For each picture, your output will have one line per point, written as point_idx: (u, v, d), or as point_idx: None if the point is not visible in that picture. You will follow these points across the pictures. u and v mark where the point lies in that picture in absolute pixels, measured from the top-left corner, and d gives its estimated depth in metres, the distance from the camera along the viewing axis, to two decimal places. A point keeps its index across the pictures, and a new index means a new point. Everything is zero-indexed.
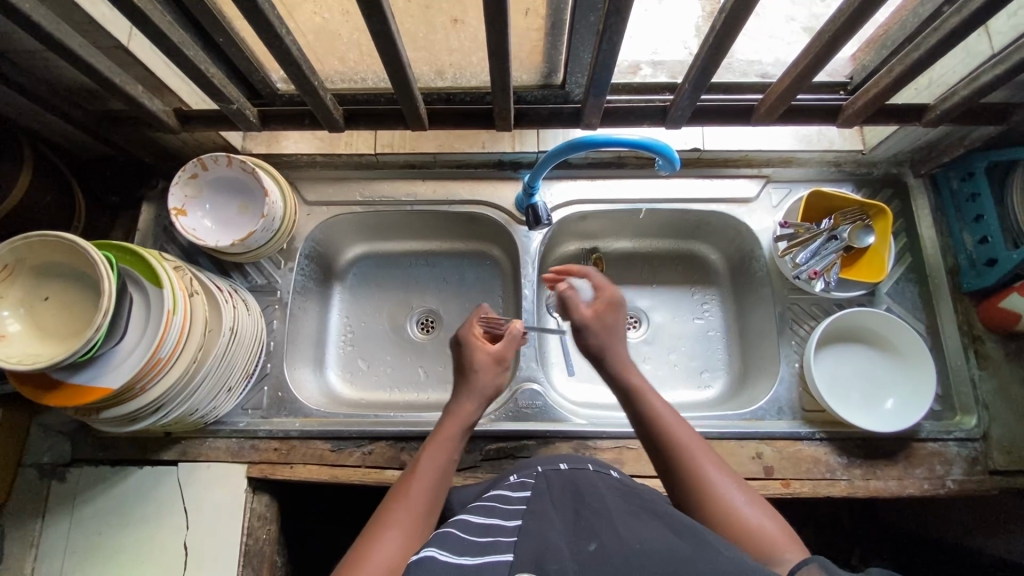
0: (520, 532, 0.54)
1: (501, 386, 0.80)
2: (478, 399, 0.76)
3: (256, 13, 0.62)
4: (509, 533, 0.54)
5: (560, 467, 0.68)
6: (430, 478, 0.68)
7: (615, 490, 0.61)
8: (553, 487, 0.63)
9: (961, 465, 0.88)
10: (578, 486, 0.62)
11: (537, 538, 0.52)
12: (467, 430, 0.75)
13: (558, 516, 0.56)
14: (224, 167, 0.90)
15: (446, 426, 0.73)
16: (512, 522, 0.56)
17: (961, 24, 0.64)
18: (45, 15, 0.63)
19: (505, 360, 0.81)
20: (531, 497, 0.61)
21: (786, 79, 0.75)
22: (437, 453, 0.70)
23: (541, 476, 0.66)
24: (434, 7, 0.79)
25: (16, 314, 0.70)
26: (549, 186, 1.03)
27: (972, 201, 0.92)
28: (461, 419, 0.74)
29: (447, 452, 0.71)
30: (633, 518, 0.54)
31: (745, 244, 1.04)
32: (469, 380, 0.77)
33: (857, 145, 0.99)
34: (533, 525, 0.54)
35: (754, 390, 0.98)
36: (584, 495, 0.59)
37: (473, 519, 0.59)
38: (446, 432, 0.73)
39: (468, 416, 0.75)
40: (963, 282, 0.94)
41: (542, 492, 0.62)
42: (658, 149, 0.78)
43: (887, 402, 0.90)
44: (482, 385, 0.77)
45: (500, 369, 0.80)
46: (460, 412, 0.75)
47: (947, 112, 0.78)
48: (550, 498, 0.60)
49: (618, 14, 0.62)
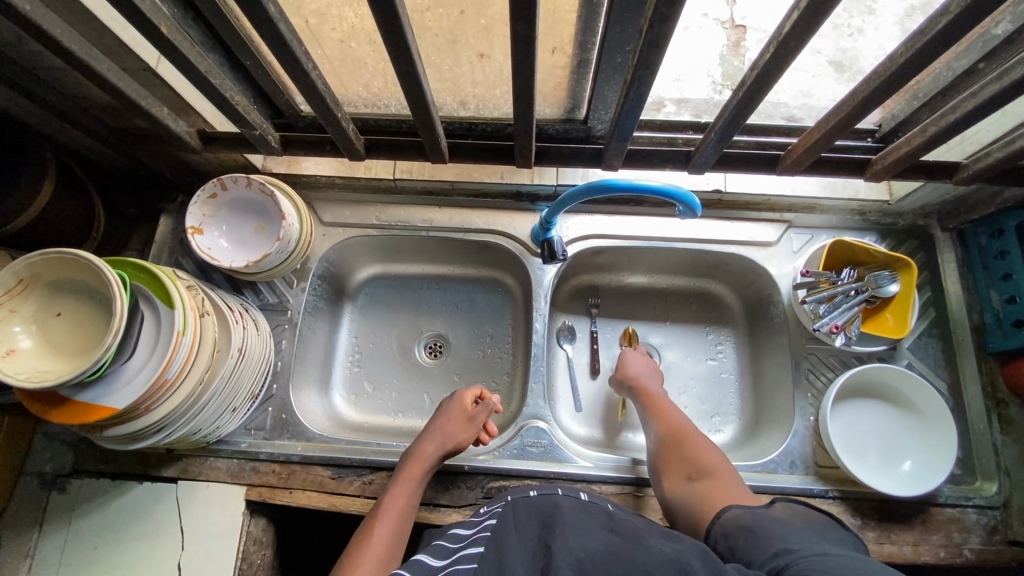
0: (481, 558, 0.58)
1: (467, 444, 0.85)
2: (442, 443, 0.83)
3: (283, 47, 0.61)
4: (469, 560, 0.58)
5: (530, 494, 0.70)
6: (394, 517, 0.75)
7: (579, 509, 0.65)
8: (519, 510, 0.66)
9: (979, 534, 0.85)
10: (542, 508, 0.65)
11: (497, 564, 0.56)
12: (428, 471, 0.82)
13: (517, 539, 0.60)
14: (243, 187, 0.90)
15: (409, 468, 0.81)
16: (475, 548, 0.60)
17: (1002, 91, 0.62)
18: (76, 40, 0.63)
19: (476, 421, 0.87)
20: (496, 524, 0.64)
21: (816, 133, 0.73)
22: (403, 491, 0.78)
23: (511, 502, 0.69)
24: (461, 42, 0.79)
25: (27, 330, 0.70)
26: (565, 219, 1.02)
27: (1000, 258, 0.90)
28: (422, 460, 0.82)
29: (410, 491, 0.79)
30: (588, 532, 0.59)
31: (762, 288, 1.02)
32: (440, 427, 0.85)
33: (883, 196, 0.96)
34: (494, 552, 0.58)
35: (767, 440, 0.95)
36: (547, 517, 0.63)
37: (432, 556, 0.62)
38: (411, 471, 0.80)
39: (431, 458, 0.82)
40: (989, 342, 0.92)
41: (507, 517, 0.65)
42: (679, 196, 0.78)
43: (904, 464, 0.87)
44: (449, 432, 0.84)
45: (472, 429, 0.86)
46: (423, 452, 0.82)
47: (980, 172, 0.76)
48: (515, 520, 0.64)
49: (647, 68, 0.61)
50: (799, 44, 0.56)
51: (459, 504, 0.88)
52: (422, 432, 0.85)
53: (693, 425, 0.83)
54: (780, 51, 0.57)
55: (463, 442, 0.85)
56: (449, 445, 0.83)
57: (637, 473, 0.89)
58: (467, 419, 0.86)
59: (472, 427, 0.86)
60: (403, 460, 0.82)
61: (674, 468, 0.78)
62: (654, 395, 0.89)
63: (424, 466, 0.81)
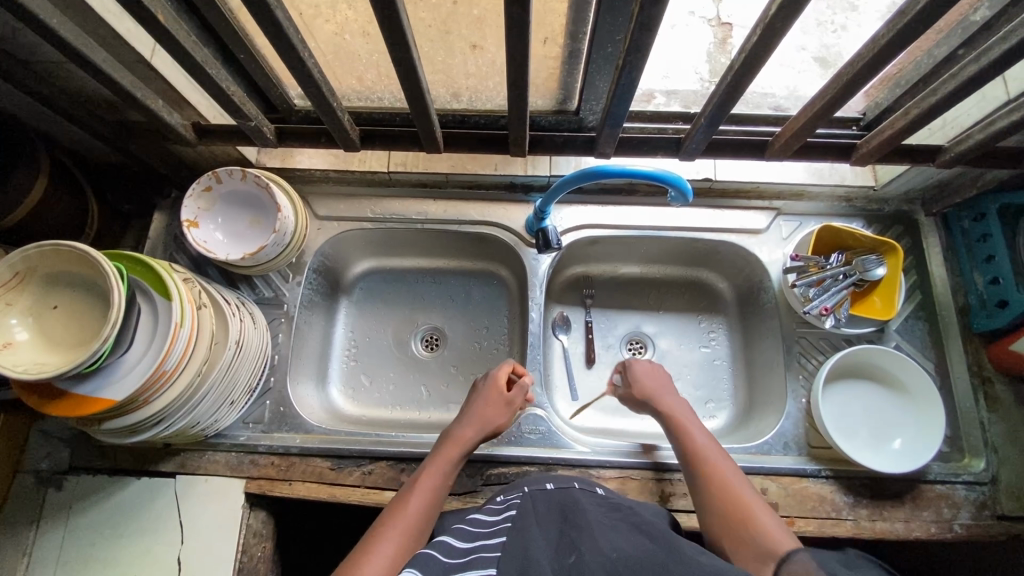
0: (504, 547, 0.56)
1: (504, 427, 0.86)
2: (480, 425, 0.83)
3: (279, 35, 0.62)
4: (491, 550, 0.57)
5: (547, 488, 0.69)
6: (427, 497, 0.74)
7: (600, 507, 0.64)
8: (538, 505, 0.65)
9: (969, 509, 0.87)
10: (563, 505, 0.64)
11: (521, 555, 0.54)
12: (464, 455, 0.81)
13: (541, 533, 0.58)
14: (238, 181, 0.90)
15: (445, 451, 0.80)
16: (496, 538, 0.59)
17: (980, 72, 0.64)
18: (72, 31, 0.64)
19: (513, 404, 0.87)
20: (516, 516, 0.62)
21: (802, 118, 0.75)
22: (437, 471, 0.77)
23: (528, 495, 0.68)
24: (454, 33, 0.80)
25: (24, 322, 0.70)
26: (559, 210, 1.03)
27: (983, 241, 0.92)
28: (459, 443, 0.81)
29: (444, 471, 0.78)
30: (614, 530, 0.59)
31: (753, 275, 1.04)
32: (480, 409, 0.85)
33: (869, 181, 0.99)
34: (517, 542, 0.56)
35: (761, 423, 0.96)
36: (568, 514, 0.62)
37: (451, 542, 0.60)
38: (448, 452, 0.80)
39: (469, 441, 0.82)
40: (974, 322, 0.94)
41: (527, 511, 0.63)
42: (671, 181, 0.79)
43: (894, 442, 0.89)
44: (488, 415, 0.85)
45: (509, 411, 0.87)
46: (461, 435, 0.82)
47: (961, 155, 0.78)
48: (536, 514, 0.63)
49: (638, 53, 0.63)
50: (785, 26, 0.58)
51: (459, 492, 0.88)
52: (459, 417, 0.86)
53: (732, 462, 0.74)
54: (766, 35, 0.59)
55: (500, 424, 0.85)
56: (488, 428, 0.84)
57: (634, 458, 0.90)
58: (505, 402, 0.87)
59: (509, 411, 0.87)
60: (437, 447, 0.82)
61: (713, 513, 0.70)
62: (683, 425, 0.81)
63: (461, 448, 0.81)
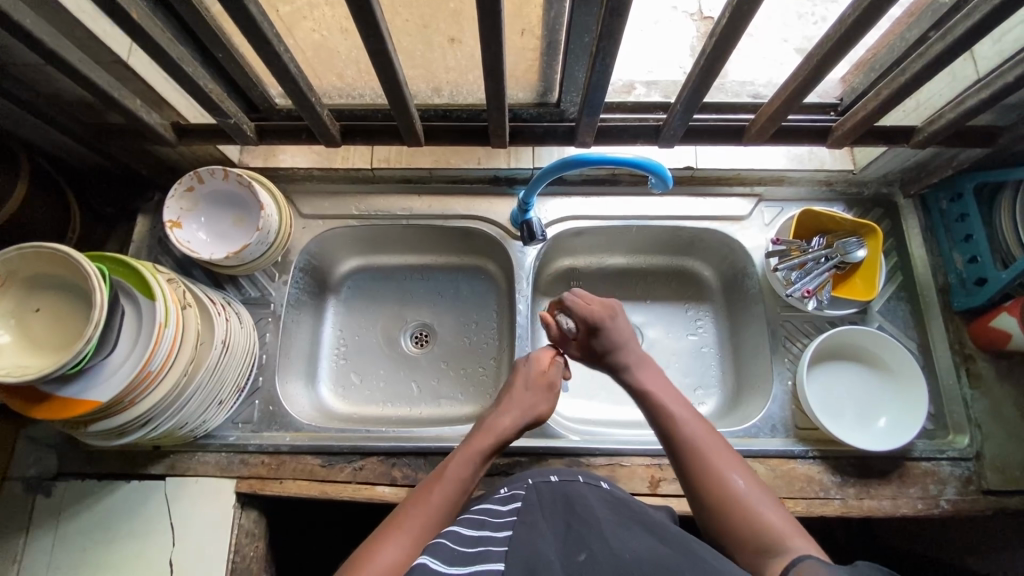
0: (511, 541, 0.56)
1: (544, 414, 0.83)
2: (517, 415, 0.81)
3: (254, 30, 0.62)
4: (500, 544, 0.56)
5: (551, 480, 0.68)
6: (453, 486, 0.72)
7: (605, 502, 0.63)
8: (543, 500, 0.64)
9: (954, 484, 0.88)
10: (569, 499, 0.63)
11: (528, 550, 0.54)
12: (498, 445, 0.79)
13: (547, 529, 0.58)
14: (219, 180, 0.90)
15: (476, 438, 0.78)
16: (502, 533, 0.59)
17: (946, 51, 0.65)
18: (46, 31, 0.63)
19: (553, 387, 0.85)
20: (522, 510, 0.62)
21: (776, 102, 0.76)
22: (464, 459, 0.75)
23: (534, 488, 0.67)
24: (430, 27, 0.80)
25: (5, 326, 0.70)
26: (543, 202, 1.04)
27: (960, 220, 0.94)
28: (494, 429, 0.79)
29: (471, 459, 0.75)
30: (622, 529, 0.58)
31: (737, 261, 1.05)
32: (520, 395, 0.83)
33: (847, 165, 1.00)
34: (522, 537, 0.56)
35: (749, 408, 0.98)
36: (574, 507, 0.61)
37: (453, 544, 0.59)
38: (478, 440, 0.77)
39: (504, 430, 0.79)
40: (954, 300, 0.95)
41: (532, 504, 0.63)
42: (651, 168, 0.79)
43: (879, 421, 0.90)
44: (526, 403, 0.82)
45: (546, 396, 0.84)
46: (496, 424, 0.79)
47: (934, 135, 0.79)
48: (541, 510, 0.62)
49: (611, 40, 0.63)
50: (754, 8, 0.58)
51: None
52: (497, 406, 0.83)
53: (714, 437, 0.73)
54: (735, 17, 0.60)
55: (539, 411, 0.83)
56: (524, 416, 0.81)
57: (624, 445, 0.91)
58: (545, 387, 0.85)
59: (550, 397, 0.84)
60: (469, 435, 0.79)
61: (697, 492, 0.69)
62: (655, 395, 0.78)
63: (494, 437, 0.78)
